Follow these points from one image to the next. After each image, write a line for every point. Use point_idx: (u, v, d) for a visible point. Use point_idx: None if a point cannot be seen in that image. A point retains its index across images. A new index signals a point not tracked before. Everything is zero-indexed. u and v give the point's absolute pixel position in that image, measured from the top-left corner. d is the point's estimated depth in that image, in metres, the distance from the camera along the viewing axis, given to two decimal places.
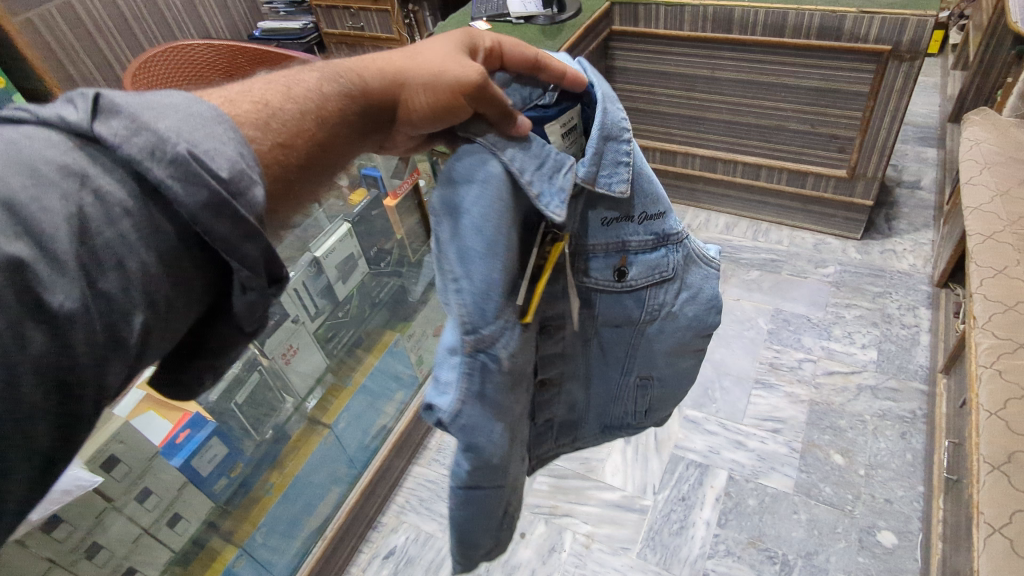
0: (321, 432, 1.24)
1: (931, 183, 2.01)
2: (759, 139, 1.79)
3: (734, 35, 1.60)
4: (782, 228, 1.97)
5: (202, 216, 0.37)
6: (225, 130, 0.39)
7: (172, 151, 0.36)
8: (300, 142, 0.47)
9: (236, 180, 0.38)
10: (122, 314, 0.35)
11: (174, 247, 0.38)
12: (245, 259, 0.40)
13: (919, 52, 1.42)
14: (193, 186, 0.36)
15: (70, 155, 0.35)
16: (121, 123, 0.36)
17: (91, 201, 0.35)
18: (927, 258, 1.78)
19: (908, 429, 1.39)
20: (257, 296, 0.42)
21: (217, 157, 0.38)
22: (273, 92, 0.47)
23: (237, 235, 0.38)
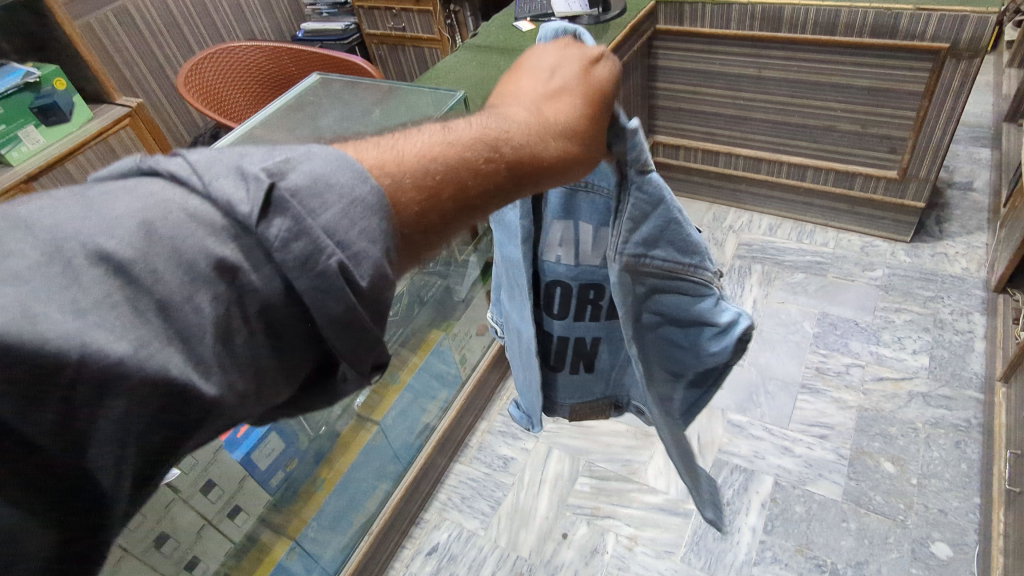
0: (369, 428, 1.27)
1: (984, 184, 1.95)
2: (806, 139, 1.76)
3: (783, 34, 1.58)
4: (827, 229, 1.93)
5: (330, 331, 0.34)
6: (380, 224, 0.36)
7: (324, 266, 0.33)
8: (447, 234, 0.42)
9: (375, 289, 0.35)
10: (238, 408, 0.33)
11: (300, 343, 0.35)
12: (357, 361, 0.36)
13: (978, 50, 1.38)
14: (332, 301, 0.33)
15: (227, 248, 0.32)
16: (283, 224, 0.33)
17: (235, 301, 0.32)
18: (981, 262, 1.73)
19: (964, 438, 1.36)
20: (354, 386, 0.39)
21: (362, 262, 0.34)
22: (447, 183, 0.40)
23: (352, 347, 0.35)
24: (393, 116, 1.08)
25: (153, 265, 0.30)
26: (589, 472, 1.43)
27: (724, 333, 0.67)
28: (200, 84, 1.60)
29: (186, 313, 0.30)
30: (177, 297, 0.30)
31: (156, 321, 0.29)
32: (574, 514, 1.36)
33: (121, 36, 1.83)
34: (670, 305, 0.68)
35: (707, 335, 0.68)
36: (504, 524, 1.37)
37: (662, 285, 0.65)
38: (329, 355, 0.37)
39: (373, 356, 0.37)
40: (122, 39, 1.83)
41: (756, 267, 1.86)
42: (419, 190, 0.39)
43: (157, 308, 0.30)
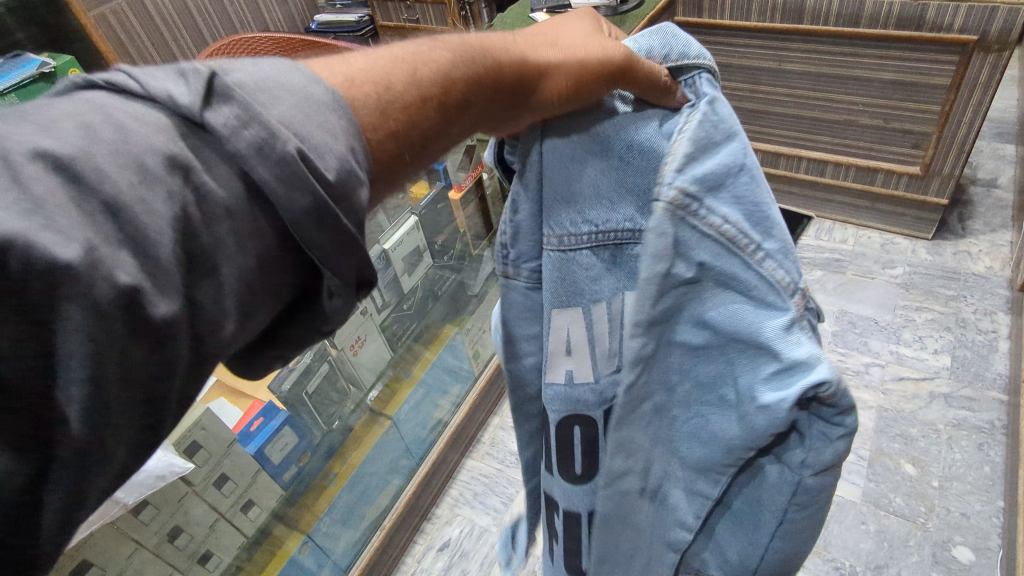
0: (381, 423, 1.26)
1: (1008, 181, 1.91)
2: (827, 134, 1.72)
3: (804, 25, 1.54)
4: (846, 226, 1.90)
5: (302, 225, 0.31)
6: (340, 119, 0.34)
7: (280, 149, 0.30)
8: (416, 133, 0.40)
9: (343, 183, 0.33)
10: (212, 324, 0.30)
11: (274, 253, 0.32)
12: (338, 268, 0.33)
13: (1008, 42, 1.34)
14: (296, 190, 0.30)
15: (174, 144, 0.30)
16: (232, 111, 0.31)
17: (193, 201, 0.29)
18: (1005, 261, 1.69)
19: (986, 440, 1.33)
20: (343, 303, 0.35)
21: (325, 155, 0.32)
22: (398, 70, 0.40)
23: (332, 246, 0.32)
24: None
25: (96, 163, 0.27)
26: None
27: (788, 375, 0.48)
28: None
29: (142, 214, 0.27)
30: (127, 194, 0.27)
31: (106, 221, 0.26)
32: None
33: None
34: (724, 313, 0.50)
35: (759, 377, 0.50)
36: None
37: (711, 266, 0.49)
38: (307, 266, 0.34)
39: (356, 264, 0.34)
40: None
41: None
42: (377, 74, 0.39)
43: (104, 208, 0.26)
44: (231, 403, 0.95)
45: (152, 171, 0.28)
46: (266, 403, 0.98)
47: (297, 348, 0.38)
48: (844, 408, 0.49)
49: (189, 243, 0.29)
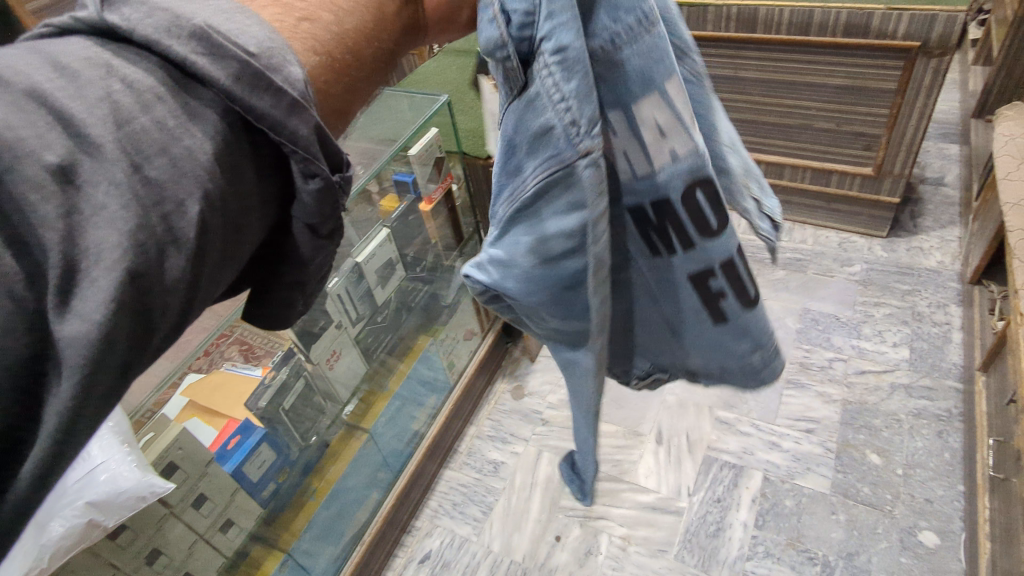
0: (360, 436, 1.26)
1: (955, 179, 2.00)
2: (784, 138, 1.78)
3: (758, 34, 1.60)
4: (806, 227, 1.96)
5: (237, 91, 0.30)
6: (245, 16, 0.32)
7: (189, 25, 0.30)
8: (324, 16, 0.37)
9: (268, 56, 0.31)
10: (175, 199, 0.28)
11: (225, 138, 0.30)
12: (295, 136, 0.32)
13: (949, 47, 1.41)
14: (220, 59, 0.30)
15: (93, 50, 0.30)
16: (134, 10, 0.30)
17: (120, 89, 0.29)
18: (956, 255, 1.77)
19: (945, 428, 1.38)
20: (323, 185, 0.33)
21: (242, 32, 0.31)
22: None
23: (283, 110, 0.31)
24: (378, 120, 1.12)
25: (22, 70, 0.28)
26: None
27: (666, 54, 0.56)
28: None
29: (64, 99, 0.28)
30: (54, 89, 0.28)
31: (38, 111, 0.27)
32: (566, 517, 1.36)
33: None
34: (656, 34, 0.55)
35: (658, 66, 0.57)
36: (496, 529, 1.36)
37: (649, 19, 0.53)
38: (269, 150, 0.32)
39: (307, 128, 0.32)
40: None
41: None
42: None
43: (28, 97, 0.27)
44: (206, 422, 0.93)
45: (74, 70, 0.28)
46: (242, 420, 0.96)
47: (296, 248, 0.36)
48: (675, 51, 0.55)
49: (126, 125, 0.28)
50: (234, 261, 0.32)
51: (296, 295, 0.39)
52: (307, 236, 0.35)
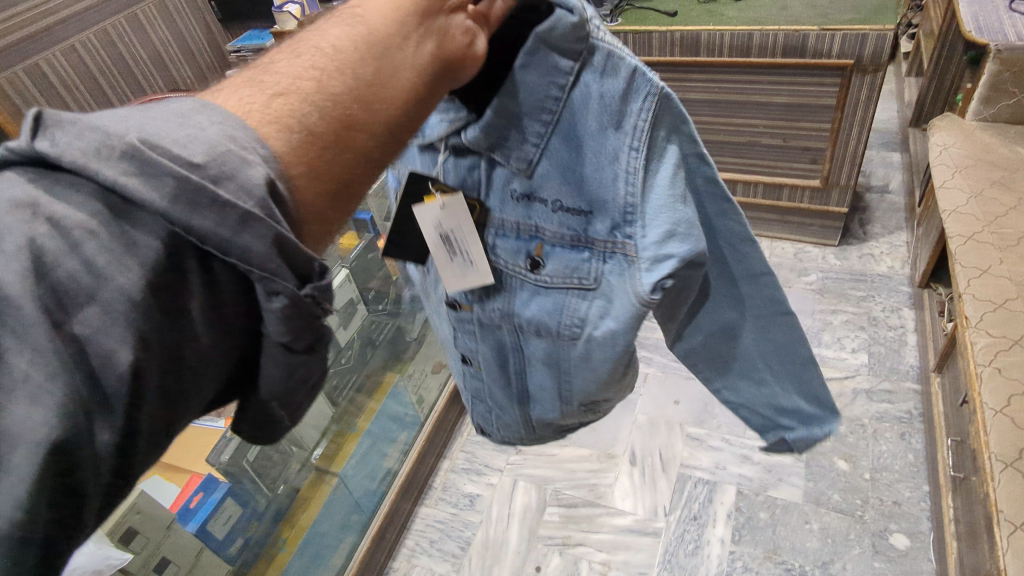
0: (330, 481, 1.23)
1: (899, 186, 2.08)
2: (734, 155, 1.83)
3: (702, 57, 1.65)
4: (763, 240, 2.01)
5: (174, 212, 0.29)
6: (209, 117, 0.32)
7: (121, 144, 0.29)
8: (303, 86, 0.35)
9: (215, 165, 0.30)
10: (102, 354, 0.28)
11: (162, 266, 0.29)
12: (247, 253, 0.30)
13: (881, 64, 1.48)
14: (154, 179, 0.29)
15: (18, 186, 0.28)
16: (66, 132, 0.29)
17: (46, 231, 0.27)
18: (905, 259, 1.83)
19: (907, 430, 1.42)
20: (287, 299, 0.31)
21: (188, 144, 0.30)
22: (279, 59, 0.37)
23: (233, 227, 0.30)
24: None
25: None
26: (557, 501, 1.42)
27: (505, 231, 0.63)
28: None
29: None
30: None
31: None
32: (546, 546, 1.35)
33: None
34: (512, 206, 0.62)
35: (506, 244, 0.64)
36: (476, 564, 1.34)
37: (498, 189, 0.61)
38: (224, 272, 0.31)
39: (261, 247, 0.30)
40: None
41: None
42: (251, 77, 0.36)
43: None
44: (169, 480, 0.94)
45: None
46: (204, 475, 0.95)
47: (269, 370, 0.34)
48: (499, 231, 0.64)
49: (48, 276, 0.27)
50: (187, 391, 0.32)
51: (280, 413, 0.36)
52: (282, 354, 0.33)
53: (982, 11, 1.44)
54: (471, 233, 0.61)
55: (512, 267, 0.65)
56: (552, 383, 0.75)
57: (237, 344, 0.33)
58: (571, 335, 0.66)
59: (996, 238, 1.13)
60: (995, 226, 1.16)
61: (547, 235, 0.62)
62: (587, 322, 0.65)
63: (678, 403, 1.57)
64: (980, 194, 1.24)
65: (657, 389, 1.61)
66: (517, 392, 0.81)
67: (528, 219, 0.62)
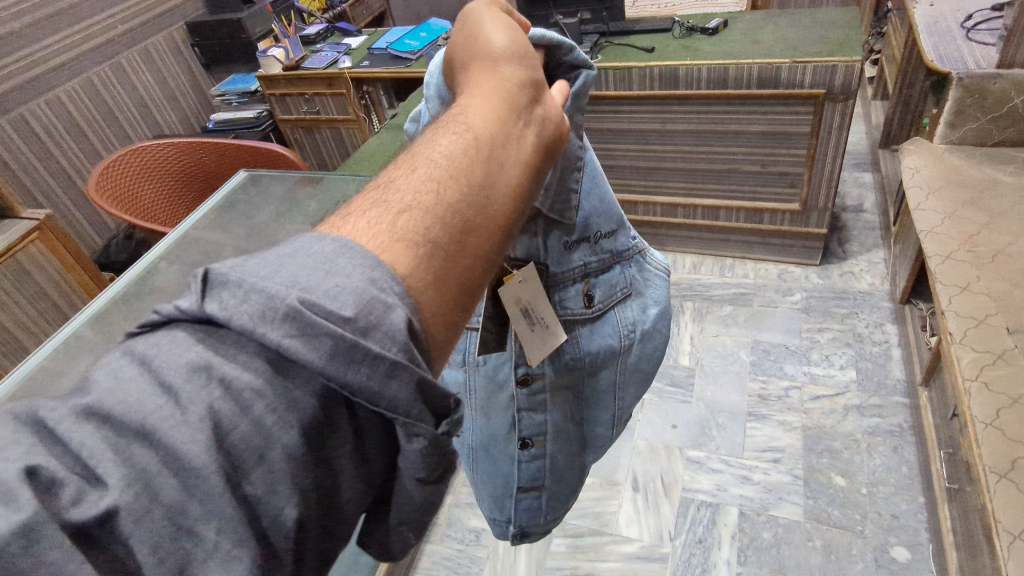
0: None
1: (872, 205, 2.16)
2: (714, 182, 1.89)
3: (680, 91, 1.71)
4: (746, 261, 2.06)
5: (331, 369, 0.31)
6: (350, 260, 0.34)
7: (284, 305, 0.31)
8: (423, 201, 0.37)
9: (364, 315, 0.32)
10: (271, 511, 0.31)
11: (317, 419, 0.32)
12: (392, 403, 0.32)
13: (851, 92, 1.56)
14: (313, 339, 0.31)
15: (193, 349, 0.31)
16: (231, 293, 0.32)
17: (220, 395, 0.30)
18: (884, 276, 1.90)
19: (900, 443, 1.46)
20: (425, 442, 0.33)
21: (338, 296, 0.32)
22: (392, 177, 0.40)
23: (380, 376, 0.32)
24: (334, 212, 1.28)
25: (126, 397, 0.29)
26: (563, 531, 1.43)
27: (563, 288, 0.63)
28: (113, 187, 1.56)
29: (171, 431, 0.29)
30: (159, 420, 0.29)
31: (144, 450, 0.29)
32: None
33: (21, 147, 1.75)
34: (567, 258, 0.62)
35: (567, 299, 0.63)
36: None
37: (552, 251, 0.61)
38: (370, 417, 0.34)
39: (405, 395, 0.32)
40: (24, 150, 1.76)
41: (688, 305, 1.95)
42: (371, 196, 0.39)
43: (139, 439, 0.28)
44: None
45: (175, 386, 0.30)
46: None
47: (404, 496, 0.36)
48: (558, 291, 0.63)
49: (225, 439, 0.29)
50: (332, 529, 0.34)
51: (413, 536, 0.38)
52: (416, 487, 0.35)
53: (942, 41, 1.54)
54: (545, 298, 0.60)
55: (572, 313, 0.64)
56: (608, 412, 0.74)
57: (381, 472, 0.36)
58: (629, 341, 0.69)
59: (972, 256, 1.19)
60: (970, 244, 1.22)
61: (593, 269, 0.64)
62: (637, 321, 0.69)
63: (675, 427, 1.60)
64: (954, 214, 1.30)
65: (655, 414, 1.64)
66: (576, 446, 0.74)
67: (582, 263, 0.63)
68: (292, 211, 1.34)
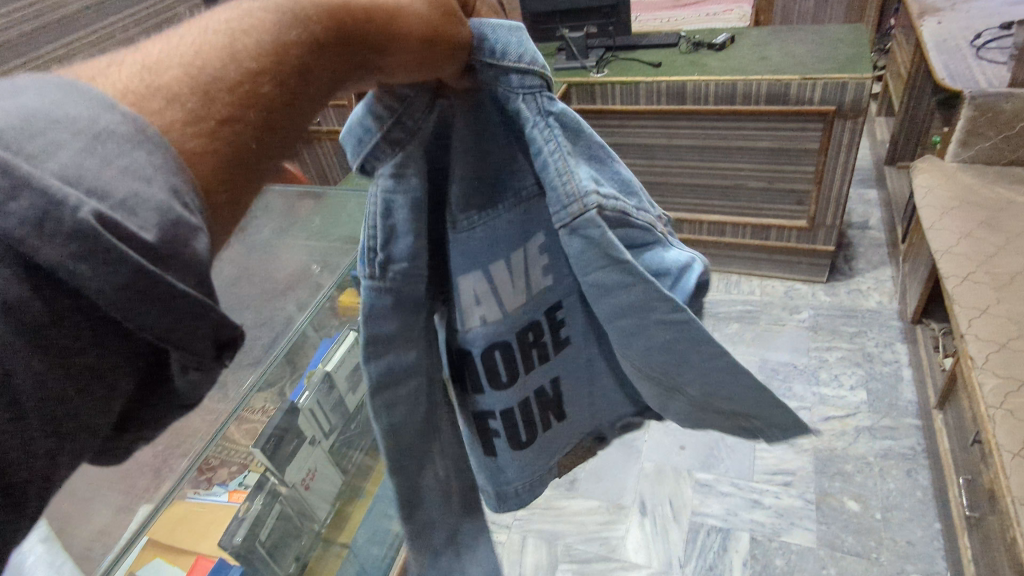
0: (337, 552, 1.17)
1: (877, 222, 2.15)
2: (721, 198, 1.87)
3: (688, 106, 1.70)
4: (752, 279, 2.04)
5: (116, 303, 0.23)
6: (149, 153, 0.25)
7: (65, 211, 0.22)
8: (246, 108, 0.28)
9: (171, 242, 0.25)
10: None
11: (50, 348, 0.23)
12: (185, 343, 0.26)
13: (860, 110, 1.54)
14: (102, 265, 0.23)
15: None
16: None
17: None
18: (891, 294, 1.88)
19: (913, 466, 1.43)
20: (202, 374, 0.28)
21: (136, 209, 0.24)
22: (204, 39, 0.29)
23: (169, 316, 0.25)
24: (334, 228, 1.26)
25: None
26: (569, 557, 1.39)
27: None
28: None
29: None
30: None
31: None
32: None
33: None
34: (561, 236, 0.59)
35: None
36: None
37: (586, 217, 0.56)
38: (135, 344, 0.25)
39: (198, 334, 0.26)
40: None
41: None
42: (187, 70, 0.28)
43: None
44: (169, 562, 0.90)
45: None
46: (215, 560, 0.94)
47: (153, 421, 0.29)
48: None
49: None
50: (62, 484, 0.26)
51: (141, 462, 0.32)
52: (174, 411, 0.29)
53: (952, 60, 1.52)
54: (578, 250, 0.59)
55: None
56: None
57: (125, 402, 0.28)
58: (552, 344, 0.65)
59: (991, 278, 1.17)
60: (988, 265, 1.20)
61: None
62: None
63: (683, 449, 1.56)
64: (969, 234, 1.28)
65: (662, 435, 1.60)
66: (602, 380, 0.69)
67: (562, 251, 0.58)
68: (294, 228, 1.33)
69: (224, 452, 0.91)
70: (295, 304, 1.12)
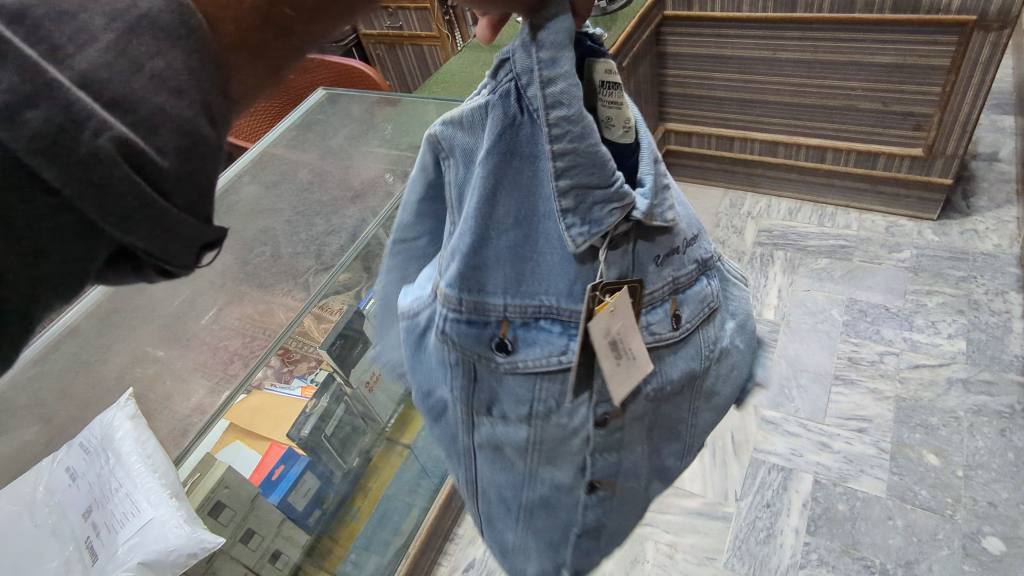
0: (399, 451, 1.22)
1: (1010, 154, 1.90)
2: (825, 120, 1.69)
3: (798, 13, 1.52)
4: (850, 211, 1.88)
5: (119, 223, 0.25)
6: (181, 58, 0.25)
7: (93, 121, 0.23)
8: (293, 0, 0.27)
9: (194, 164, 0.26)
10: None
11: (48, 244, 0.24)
12: (173, 256, 0.27)
13: (1008, 20, 1.32)
14: (122, 185, 0.24)
15: None
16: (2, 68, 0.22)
17: None
18: (1013, 237, 1.68)
19: (1008, 426, 1.32)
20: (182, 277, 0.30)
21: (161, 128, 0.25)
22: None
23: (166, 235, 0.26)
24: (405, 136, 1.24)
25: None
26: None
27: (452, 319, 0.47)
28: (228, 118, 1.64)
29: None
30: None
31: None
32: None
33: None
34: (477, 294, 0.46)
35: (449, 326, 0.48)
36: None
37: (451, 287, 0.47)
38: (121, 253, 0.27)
39: (185, 249, 0.27)
40: None
41: (779, 255, 1.80)
42: None
43: None
44: (247, 446, 0.93)
45: None
46: (286, 450, 0.98)
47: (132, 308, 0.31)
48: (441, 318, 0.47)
49: None
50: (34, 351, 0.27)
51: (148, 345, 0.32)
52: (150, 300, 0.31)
53: None
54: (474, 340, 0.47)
55: (543, 366, 0.47)
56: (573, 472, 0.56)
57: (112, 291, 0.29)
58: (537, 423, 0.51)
59: None
60: None
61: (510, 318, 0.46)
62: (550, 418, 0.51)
63: None
64: None
65: None
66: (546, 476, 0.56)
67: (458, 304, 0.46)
68: (368, 134, 1.31)
69: (302, 345, 0.93)
70: (364, 212, 1.12)
